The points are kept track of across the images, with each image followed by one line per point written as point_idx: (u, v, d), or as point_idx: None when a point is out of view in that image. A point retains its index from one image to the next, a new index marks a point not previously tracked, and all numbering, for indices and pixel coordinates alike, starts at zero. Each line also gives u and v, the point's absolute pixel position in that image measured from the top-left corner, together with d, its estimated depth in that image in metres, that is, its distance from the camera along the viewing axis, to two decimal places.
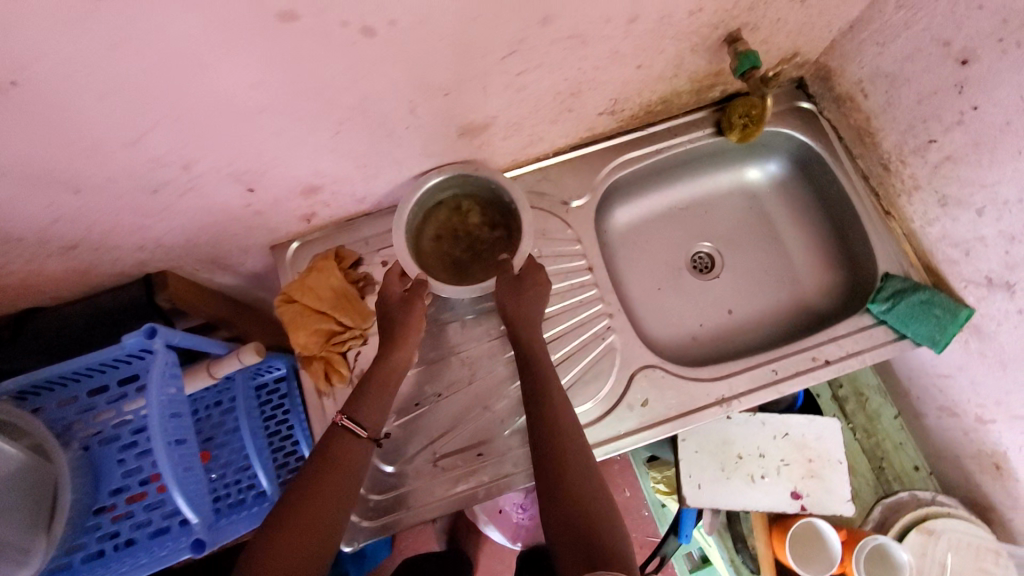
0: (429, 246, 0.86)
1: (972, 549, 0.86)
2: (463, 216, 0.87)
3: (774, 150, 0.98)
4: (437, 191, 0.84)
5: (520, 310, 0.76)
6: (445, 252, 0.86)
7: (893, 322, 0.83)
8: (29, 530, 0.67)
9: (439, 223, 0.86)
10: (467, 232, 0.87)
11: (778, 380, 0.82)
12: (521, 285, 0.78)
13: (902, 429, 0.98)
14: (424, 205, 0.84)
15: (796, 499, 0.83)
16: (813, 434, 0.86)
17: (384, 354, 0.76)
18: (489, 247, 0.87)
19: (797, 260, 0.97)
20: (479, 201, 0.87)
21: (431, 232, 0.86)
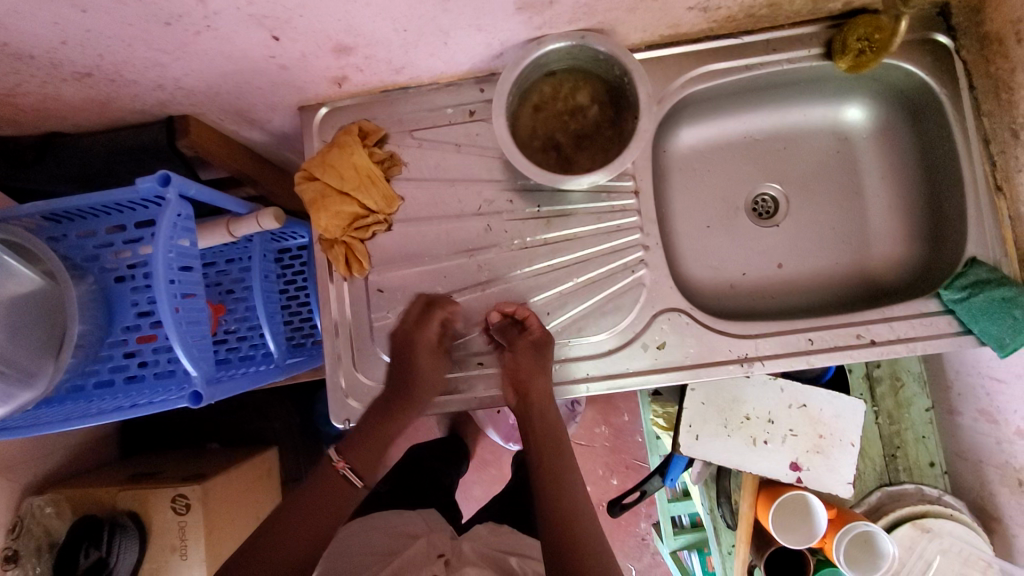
0: (527, 127, 0.77)
1: (962, 555, 0.82)
2: (574, 96, 0.77)
3: (886, 89, 0.82)
4: (550, 61, 0.73)
5: (539, 382, 0.75)
6: (544, 135, 0.78)
7: (963, 314, 0.73)
8: (37, 354, 0.70)
9: (542, 103, 0.77)
10: (570, 117, 0.78)
11: (811, 351, 0.75)
12: (544, 358, 0.75)
13: (931, 422, 0.89)
14: (534, 74, 0.74)
15: (794, 470, 0.80)
16: (831, 411, 0.81)
17: (389, 403, 0.76)
18: (597, 136, 0.77)
19: (874, 225, 0.86)
20: (593, 81, 0.76)
21: (532, 112, 0.77)
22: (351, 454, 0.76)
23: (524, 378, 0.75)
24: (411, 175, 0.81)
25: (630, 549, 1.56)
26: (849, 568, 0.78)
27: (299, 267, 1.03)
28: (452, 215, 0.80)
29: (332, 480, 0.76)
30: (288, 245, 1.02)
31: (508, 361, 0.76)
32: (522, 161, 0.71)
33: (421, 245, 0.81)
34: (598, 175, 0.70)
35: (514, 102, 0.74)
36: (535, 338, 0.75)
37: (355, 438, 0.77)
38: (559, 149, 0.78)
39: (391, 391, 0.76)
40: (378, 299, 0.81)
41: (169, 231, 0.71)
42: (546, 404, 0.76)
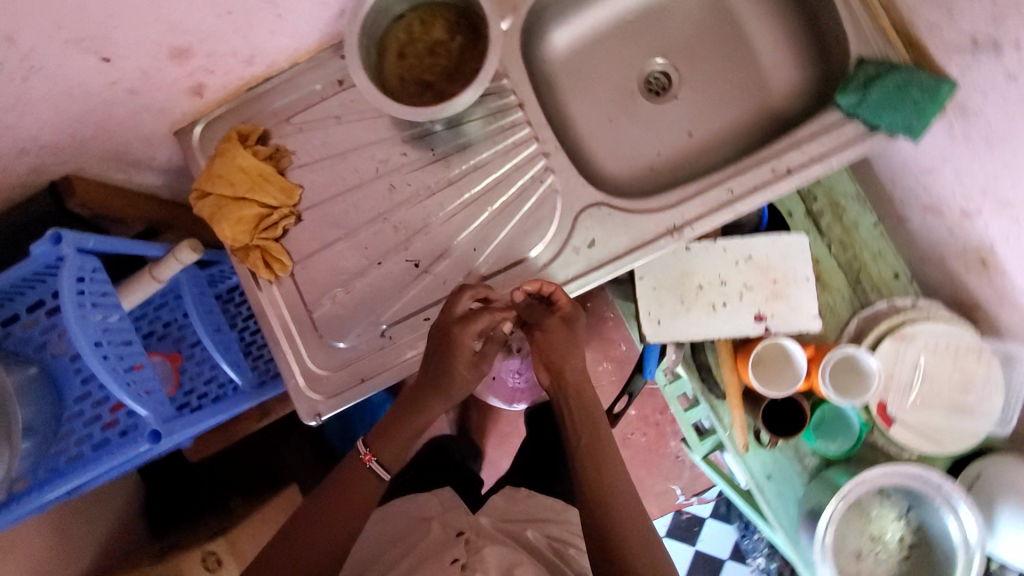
0: (394, 75, 0.77)
1: (947, 347, 0.81)
2: (428, 32, 0.77)
3: None
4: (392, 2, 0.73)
5: (572, 357, 0.74)
6: (413, 77, 0.77)
7: (866, 114, 0.72)
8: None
9: (402, 49, 0.77)
10: (433, 53, 0.77)
11: (734, 200, 0.75)
12: (572, 330, 0.75)
13: (882, 236, 0.89)
14: (381, 20, 0.74)
15: (759, 321, 0.80)
16: (777, 254, 0.80)
17: (436, 387, 0.71)
18: (462, 62, 0.77)
19: (766, 64, 0.85)
20: (440, 13, 0.76)
21: (395, 59, 0.77)
22: (382, 448, 0.74)
23: (555, 358, 0.74)
24: (302, 161, 0.80)
25: (668, 470, 1.55)
26: (839, 398, 0.79)
27: (245, 304, 1.05)
28: (354, 186, 0.80)
29: (361, 474, 0.73)
30: (233, 284, 1.05)
31: (540, 342, 0.75)
32: (392, 104, 0.70)
33: (333, 224, 0.80)
34: (467, 94, 0.70)
35: (370, 52, 0.74)
36: (562, 313, 0.74)
37: (387, 427, 0.75)
38: (431, 87, 0.77)
39: (434, 374, 0.71)
40: (308, 291, 0.79)
41: (74, 292, 0.70)
42: (582, 385, 0.75)
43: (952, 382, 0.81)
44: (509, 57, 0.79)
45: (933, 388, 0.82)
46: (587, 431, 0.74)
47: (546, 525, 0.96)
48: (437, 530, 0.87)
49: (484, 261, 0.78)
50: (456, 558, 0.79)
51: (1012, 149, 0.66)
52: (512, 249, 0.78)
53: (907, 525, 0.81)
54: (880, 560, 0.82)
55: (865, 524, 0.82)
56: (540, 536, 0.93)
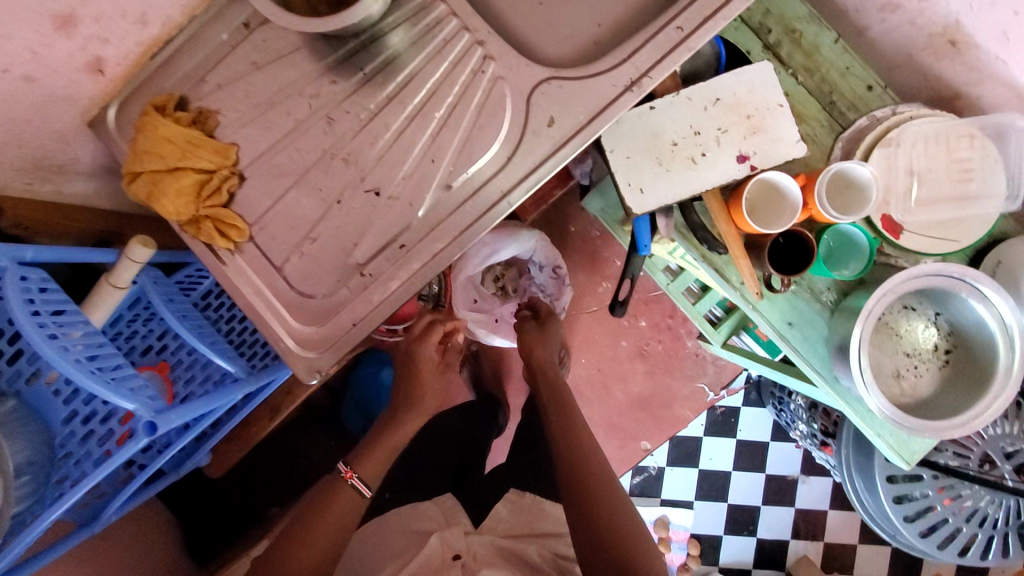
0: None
1: (939, 141, 0.79)
2: None
3: None
4: None
5: (567, 406, 1.18)
6: None
7: None
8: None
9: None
10: None
11: (686, 37, 0.70)
12: (545, 329, 1.26)
13: (846, 51, 0.84)
14: None
15: (743, 162, 0.76)
16: (744, 89, 0.76)
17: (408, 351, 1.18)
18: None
19: None
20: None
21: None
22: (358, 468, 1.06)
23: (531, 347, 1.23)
24: (229, 118, 0.75)
25: (691, 371, 1.54)
26: (842, 217, 0.76)
27: (222, 302, 1.01)
28: (291, 129, 0.74)
29: (342, 490, 1.04)
30: (207, 289, 1.00)
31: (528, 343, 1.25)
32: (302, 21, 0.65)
33: (281, 175, 0.74)
34: None
35: None
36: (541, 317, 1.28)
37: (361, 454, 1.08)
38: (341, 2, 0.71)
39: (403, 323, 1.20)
40: (273, 250, 0.75)
41: (24, 307, 0.66)
42: (579, 446, 1.06)
43: (951, 176, 0.79)
44: None
45: (934, 187, 0.79)
46: (607, 512, 0.97)
47: (550, 542, 1.08)
48: (436, 548, 1.00)
49: (445, 170, 0.74)
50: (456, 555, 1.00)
51: None
52: (472, 150, 0.73)
53: (939, 331, 0.81)
54: (922, 374, 0.81)
55: (898, 342, 0.81)
56: (546, 554, 1.05)
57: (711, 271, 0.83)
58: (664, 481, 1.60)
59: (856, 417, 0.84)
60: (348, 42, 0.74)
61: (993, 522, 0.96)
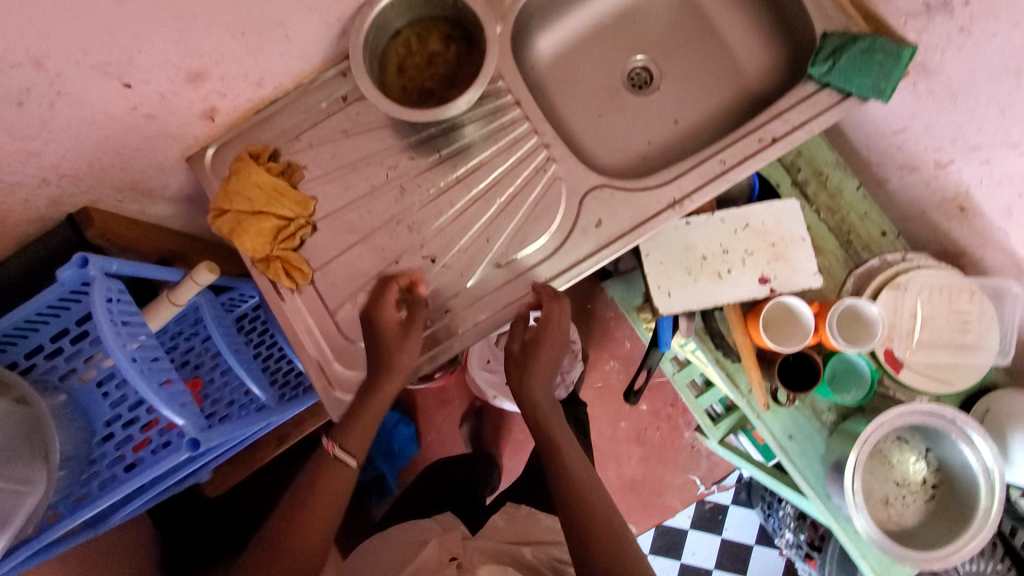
0: (396, 88, 0.81)
1: (942, 293, 0.87)
2: (424, 44, 0.82)
3: None
4: (391, 16, 0.78)
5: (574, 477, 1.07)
6: (415, 88, 0.82)
7: (838, 81, 0.78)
8: (23, 462, 0.69)
9: (403, 56, 0.81)
10: (431, 63, 0.82)
11: (728, 170, 0.80)
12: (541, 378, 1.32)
13: (865, 198, 0.94)
14: (380, 32, 0.79)
15: (764, 283, 0.84)
16: (772, 219, 0.85)
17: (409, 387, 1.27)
18: (459, 68, 0.81)
19: (737, 51, 0.92)
20: (441, 24, 0.81)
21: (393, 67, 0.82)
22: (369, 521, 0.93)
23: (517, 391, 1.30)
24: (313, 175, 0.83)
25: (686, 461, 1.57)
26: (849, 347, 0.83)
27: (261, 327, 1.08)
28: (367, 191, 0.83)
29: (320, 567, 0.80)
30: (244, 310, 1.07)
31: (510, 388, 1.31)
32: (391, 106, 0.74)
33: (350, 232, 0.82)
34: (468, 94, 0.74)
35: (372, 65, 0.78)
36: None
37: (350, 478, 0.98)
38: (432, 94, 0.81)
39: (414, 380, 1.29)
40: (329, 296, 0.81)
41: (104, 312, 0.71)
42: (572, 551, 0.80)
43: (951, 324, 0.87)
44: (502, 62, 0.85)
45: (934, 332, 0.87)
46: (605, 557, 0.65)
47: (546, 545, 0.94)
48: (432, 550, 0.82)
49: (498, 251, 0.81)
50: (454, 556, 0.83)
51: (975, 96, 0.73)
52: (526, 238, 0.81)
53: (928, 465, 0.87)
54: (908, 505, 0.86)
55: (888, 471, 0.86)
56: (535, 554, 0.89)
57: (723, 377, 0.89)
58: None
59: (842, 533, 0.87)
60: (429, 127, 0.84)
61: None
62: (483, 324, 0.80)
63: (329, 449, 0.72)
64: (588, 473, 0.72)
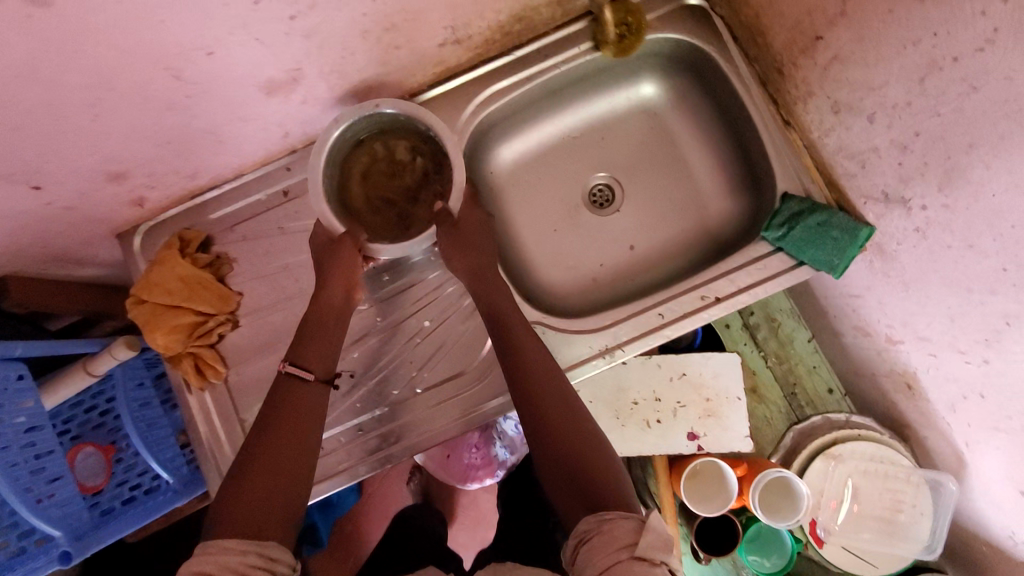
0: (358, 202, 0.76)
1: (878, 472, 0.84)
2: (390, 154, 0.77)
3: (648, 67, 0.86)
4: (351, 133, 0.73)
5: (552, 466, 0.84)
6: (378, 204, 0.77)
7: (789, 248, 0.74)
8: None
9: (367, 163, 0.75)
10: (394, 176, 0.77)
11: (664, 324, 0.76)
12: None
13: (816, 350, 0.92)
14: (340, 151, 0.73)
15: (692, 439, 0.81)
16: (710, 372, 0.82)
17: None
18: (426, 186, 0.77)
19: (702, 184, 0.88)
20: (405, 130, 0.75)
21: (358, 171, 0.76)
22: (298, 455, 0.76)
23: None
24: (242, 269, 0.81)
25: None
26: (766, 516, 0.79)
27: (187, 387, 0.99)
28: (295, 293, 0.80)
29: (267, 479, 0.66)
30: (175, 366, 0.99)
31: None
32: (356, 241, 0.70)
33: (273, 334, 0.80)
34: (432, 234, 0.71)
35: (334, 186, 0.73)
36: None
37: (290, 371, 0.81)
38: (396, 212, 0.77)
39: None
40: (242, 398, 0.79)
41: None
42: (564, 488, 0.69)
43: (882, 504, 0.84)
44: None
45: (864, 509, 0.84)
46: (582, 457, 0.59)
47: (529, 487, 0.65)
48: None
49: (420, 376, 0.79)
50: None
51: (928, 293, 0.68)
52: (452, 369, 0.79)
53: None
54: None
55: None
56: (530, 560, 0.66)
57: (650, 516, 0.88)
58: None
59: None
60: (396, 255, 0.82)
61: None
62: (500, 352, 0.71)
63: (282, 370, 0.67)
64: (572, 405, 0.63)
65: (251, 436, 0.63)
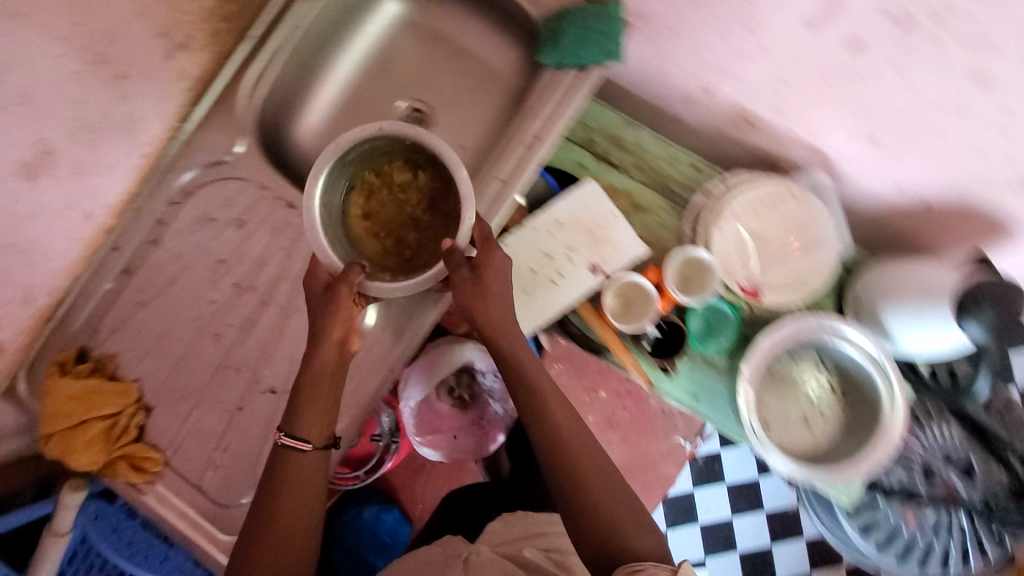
0: (370, 242, 0.75)
1: (766, 206, 0.86)
2: (387, 176, 0.74)
3: None
4: (339, 172, 0.70)
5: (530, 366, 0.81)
6: (384, 234, 0.76)
7: (569, 59, 0.79)
8: None
9: (378, 181, 0.74)
10: (397, 202, 0.75)
11: (509, 184, 0.78)
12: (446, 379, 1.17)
13: (665, 141, 0.94)
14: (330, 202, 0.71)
15: (596, 271, 0.84)
16: (578, 208, 0.85)
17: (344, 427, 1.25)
18: (432, 203, 0.74)
19: (486, 57, 0.92)
20: (421, 158, 0.72)
21: (358, 199, 0.75)
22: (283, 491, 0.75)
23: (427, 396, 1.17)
24: (126, 359, 0.80)
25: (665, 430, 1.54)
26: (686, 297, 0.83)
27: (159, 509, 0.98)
28: (183, 354, 0.80)
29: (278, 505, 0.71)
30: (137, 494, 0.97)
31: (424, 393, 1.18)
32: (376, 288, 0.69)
33: (185, 399, 0.79)
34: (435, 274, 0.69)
35: (335, 225, 0.72)
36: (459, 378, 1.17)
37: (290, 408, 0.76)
38: (406, 246, 0.75)
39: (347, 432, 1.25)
40: (190, 468, 0.78)
41: None
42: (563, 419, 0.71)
43: (786, 231, 0.85)
44: (259, 171, 0.82)
45: (774, 244, 0.86)
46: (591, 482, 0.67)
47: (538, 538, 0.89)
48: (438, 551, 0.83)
49: None
50: (463, 555, 0.82)
51: (692, 22, 0.72)
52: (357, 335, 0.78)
53: (828, 374, 0.85)
54: (827, 417, 0.85)
55: (795, 392, 0.86)
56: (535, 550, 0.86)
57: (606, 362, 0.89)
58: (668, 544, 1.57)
59: None
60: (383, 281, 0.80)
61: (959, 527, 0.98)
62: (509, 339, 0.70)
63: (278, 441, 0.67)
64: (593, 449, 0.70)
65: (262, 487, 0.67)
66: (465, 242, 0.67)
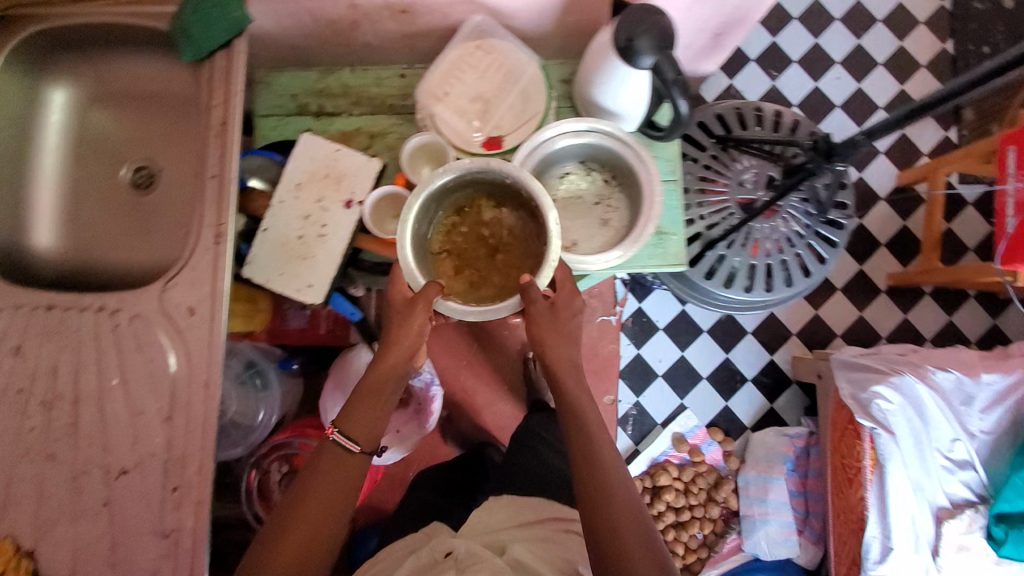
0: (445, 267, 0.81)
1: (460, 69, 0.92)
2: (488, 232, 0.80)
3: (35, 83, 0.93)
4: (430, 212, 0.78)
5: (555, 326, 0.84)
6: (462, 264, 0.81)
7: (205, 43, 0.82)
8: None
9: (459, 217, 0.82)
10: (481, 239, 0.81)
11: (222, 175, 0.81)
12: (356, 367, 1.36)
13: (364, 69, 1.00)
14: (420, 230, 0.78)
15: (351, 205, 0.87)
16: (307, 163, 0.88)
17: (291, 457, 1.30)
18: (525, 248, 0.79)
19: (169, 89, 0.95)
20: (506, 197, 0.79)
21: (445, 236, 0.82)
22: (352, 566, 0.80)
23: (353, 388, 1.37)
24: None
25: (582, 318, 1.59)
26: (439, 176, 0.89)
27: None
28: (31, 489, 0.79)
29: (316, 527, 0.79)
30: None
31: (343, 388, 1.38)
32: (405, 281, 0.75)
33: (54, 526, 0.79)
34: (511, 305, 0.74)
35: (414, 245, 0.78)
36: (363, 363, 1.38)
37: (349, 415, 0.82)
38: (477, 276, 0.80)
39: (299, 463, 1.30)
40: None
41: None
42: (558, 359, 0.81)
43: (487, 79, 0.92)
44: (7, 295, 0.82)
45: (486, 95, 0.92)
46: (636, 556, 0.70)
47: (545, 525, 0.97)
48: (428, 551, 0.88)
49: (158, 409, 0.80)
50: (448, 549, 0.88)
51: None
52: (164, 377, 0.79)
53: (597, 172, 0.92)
54: (615, 207, 0.91)
55: (583, 202, 0.92)
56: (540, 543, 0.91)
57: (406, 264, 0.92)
58: (648, 410, 1.60)
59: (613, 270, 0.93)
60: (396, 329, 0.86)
61: (796, 234, 1.06)
62: (549, 333, 0.78)
63: (331, 438, 0.79)
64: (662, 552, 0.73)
65: (301, 479, 0.77)
66: (544, 284, 0.74)
